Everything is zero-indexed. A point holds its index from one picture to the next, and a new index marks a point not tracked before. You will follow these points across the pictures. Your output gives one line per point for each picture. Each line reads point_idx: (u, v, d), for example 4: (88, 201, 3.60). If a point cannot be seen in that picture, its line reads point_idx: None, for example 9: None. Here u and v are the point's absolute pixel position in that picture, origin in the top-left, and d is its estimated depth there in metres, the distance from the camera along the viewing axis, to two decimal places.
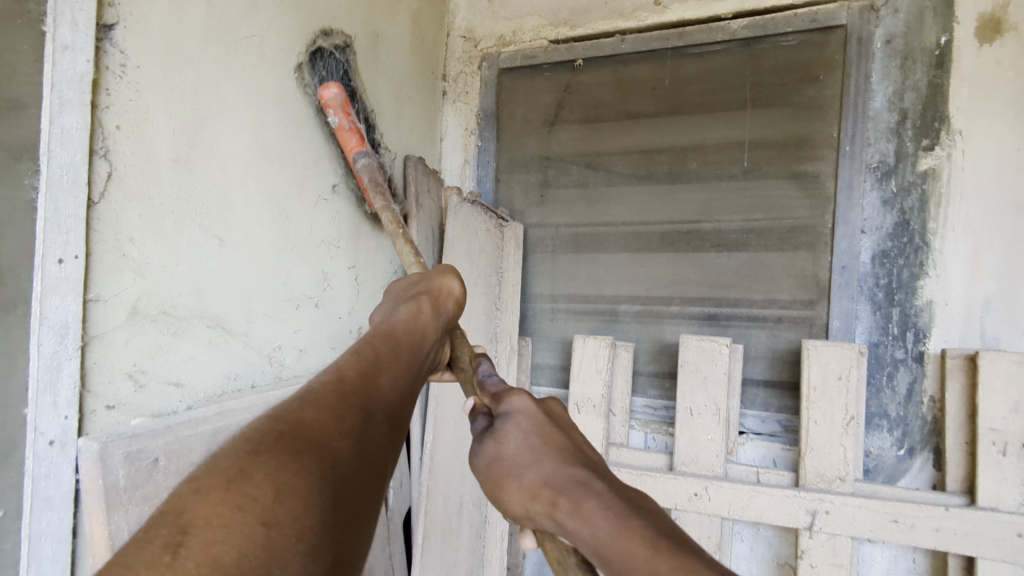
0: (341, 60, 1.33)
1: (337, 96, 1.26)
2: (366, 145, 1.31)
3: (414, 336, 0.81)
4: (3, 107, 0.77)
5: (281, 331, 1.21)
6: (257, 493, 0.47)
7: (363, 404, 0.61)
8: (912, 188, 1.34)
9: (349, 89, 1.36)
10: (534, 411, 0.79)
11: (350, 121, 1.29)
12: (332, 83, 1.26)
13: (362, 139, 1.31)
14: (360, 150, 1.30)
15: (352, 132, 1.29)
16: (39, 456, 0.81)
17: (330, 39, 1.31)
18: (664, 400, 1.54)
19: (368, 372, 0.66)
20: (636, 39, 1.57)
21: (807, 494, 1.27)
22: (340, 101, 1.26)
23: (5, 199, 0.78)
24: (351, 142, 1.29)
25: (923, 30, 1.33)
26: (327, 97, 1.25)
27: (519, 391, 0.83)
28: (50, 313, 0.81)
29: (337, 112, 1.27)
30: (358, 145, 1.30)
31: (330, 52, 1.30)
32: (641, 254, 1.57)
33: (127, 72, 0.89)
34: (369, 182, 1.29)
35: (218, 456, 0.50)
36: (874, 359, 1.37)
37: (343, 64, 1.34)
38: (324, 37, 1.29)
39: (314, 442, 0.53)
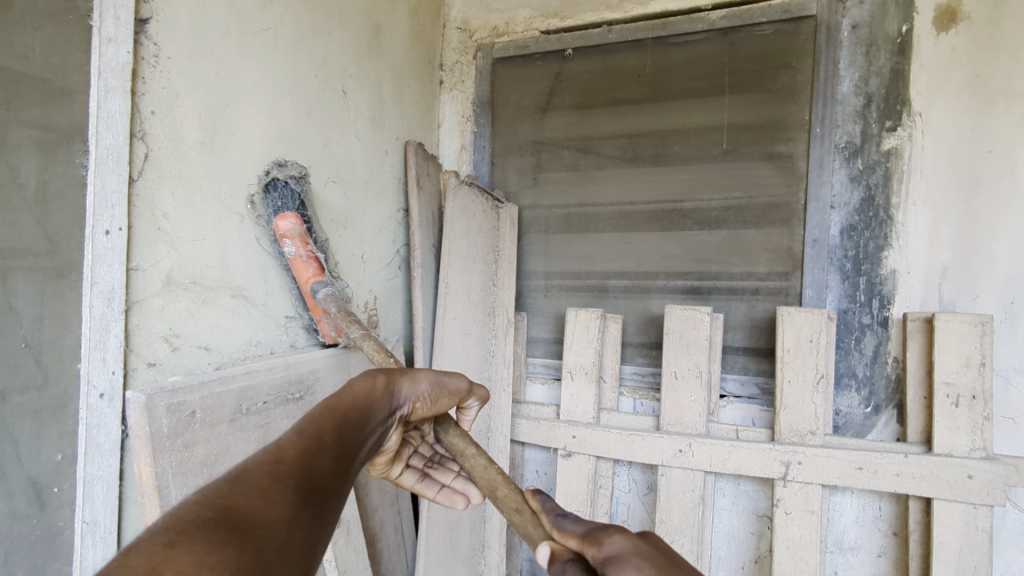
0: (297, 189, 1.25)
1: (295, 229, 1.20)
2: (324, 275, 1.25)
3: (361, 408, 0.81)
4: (56, 93, 0.86)
5: (296, 303, 1.31)
6: (182, 572, 0.46)
7: (297, 487, 0.61)
8: (877, 166, 1.46)
9: (308, 222, 1.26)
10: (632, 546, 0.57)
11: (308, 251, 1.23)
12: (290, 214, 1.20)
13: (320, 268, 1.25)
14: (318, 279, 1.23)
15: (308, 262, 1.22)
16: (92, 407, 0.90)
17: (285, 168, 1.23)
18: (651, 367, 1.65)
19: (307, 453, 0.66)
20: (622, 30, 1.67)
21: (782, 447, 1.39)
22: (298, 231, 1.20)
23: (59, 176, 0.87)
24: (308, 273, 1.23)
25: (886, 19, 1.44)
26: (283, 229, 1.19)
27: (604, 529, 0.62)
28: (100, 279, 0.90)
29: (296, 242, 1.20)
30: (316, 275, 1.23)
31: (286, 181, 1.22)
32: (629, 232, 1.67)
33: (160, 62, 0.98)
34: (337, 312, 1.20)
35: (138, 541, 0.48)
36: (844, 324, 1.49)
37: (300, 193, 1.26)
38: (277, 167, 1.22)
39: (241, 526, 0.54)
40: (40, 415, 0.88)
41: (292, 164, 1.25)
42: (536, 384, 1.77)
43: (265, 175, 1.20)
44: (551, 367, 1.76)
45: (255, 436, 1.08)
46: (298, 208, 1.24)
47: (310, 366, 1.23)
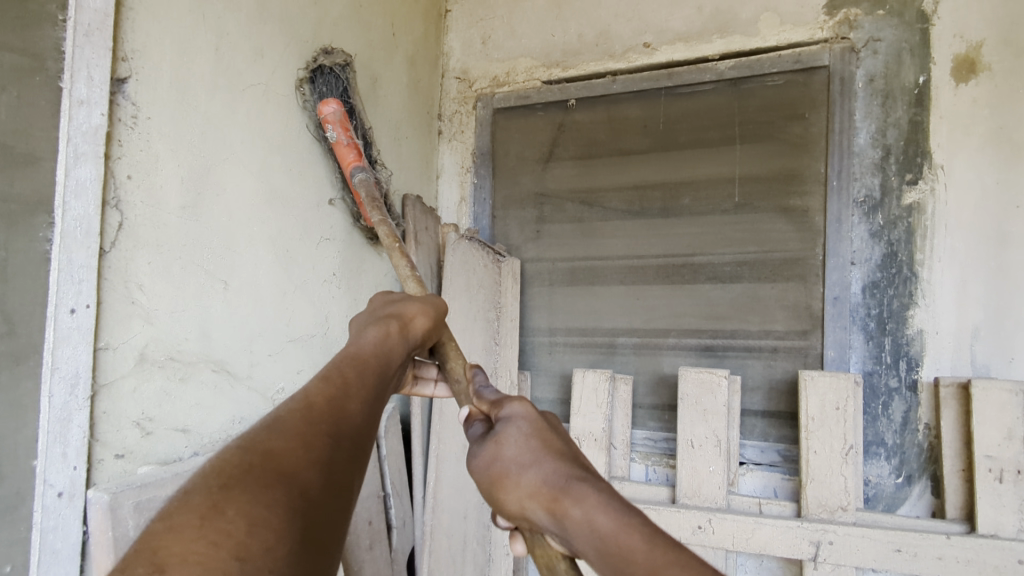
0: (343, 79, 1.32)
1: (336, 112, 1.25)
2: (363, 162, 1.29)
3: (382, 360, 0.75)
4: (19, 161, 0.77)
5: (284, 372, 1.21)
6: (230, 528, 0.47)
7: (331, 431, 0.59)
8: (898, 221, 1.39)
9: (349, 106, 1.34)
10: (533, 414, 0.69)
11: (349, 136, 1.28)
12: (332, 100, 1.25)
13: (360, 155, 1.30)
14: (357, 165, 1.27)
15: (349, 147, 1.27)
16: (48, 508, 0.80)
17: (332, 56, 1.31)
18: (664, 432, 1.55)
19: (336, 399, 0.63)
20: (627, 80, 1.62)
21: (810, 525, 1.28)
22: (339, 116, 1.25)
23: (19, 252, 0.78)
24: (348, 157, 1.28)
25: (902, 70, 1.39)
26: (327, 113, 1.24)
27: (517, 397, 0.73)
28: (61, 364, 0.81)
29: (337, 128, 1.26)
30: (356, 160, 1.28)
31: (331, 69, 1.29)
32: (637, 288, 1.59)
33: (139, 123, 0.90)
34: (367, 197, 1.24)
35: (187, 491, 0.50)
36: (869, 388, 1.40)
37: (344, 82, 1.33)
38: (324, 54, 1.29)
39: (283, 473, 0.53)
40: None
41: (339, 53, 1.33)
42: None
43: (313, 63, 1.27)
44: None
45: None
46: (342, 95, 1.31)
47: None
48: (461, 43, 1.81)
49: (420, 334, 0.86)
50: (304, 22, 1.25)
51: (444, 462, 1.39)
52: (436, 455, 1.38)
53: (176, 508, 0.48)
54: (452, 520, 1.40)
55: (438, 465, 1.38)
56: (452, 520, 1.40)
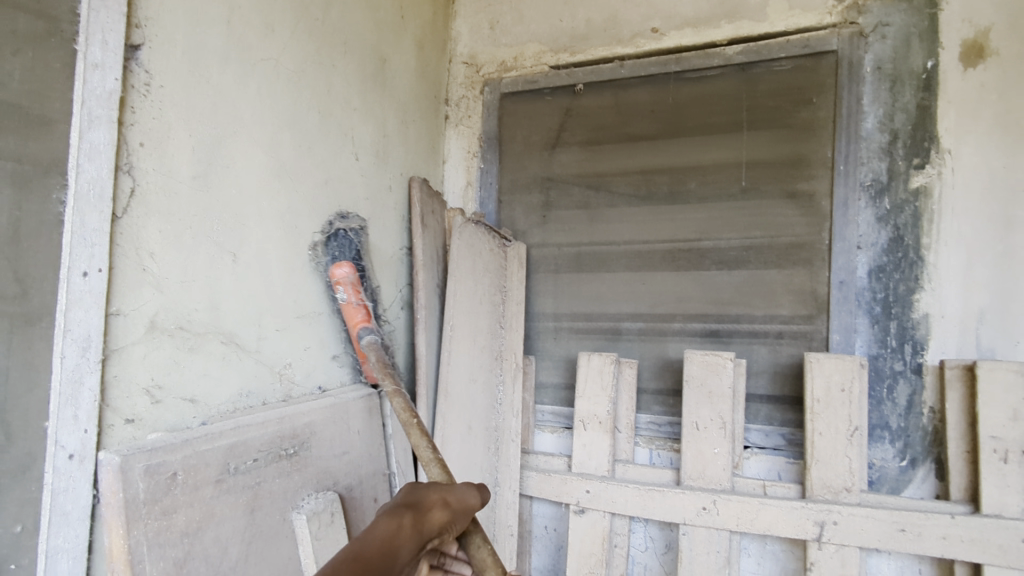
0: (356, 241, 1.35)
1: (349, 275, 1.27)
2: (370, 322, 1.31)
3: (386, 560, 0.63)
4: (34, 122, 0.78)
5: (291, 348, 1.22)
6: None
7: None
8: (905, 205, 1.39)
9: (360, 268, 1.35)
10: None
11: (360, 298, 1.30)
12: (345, 262, 1.28)
13: (368, 316, 1.32)
14: (365, 326, 1.29)
15: (359, 308, 1.29)
16: (59, 470, 0.80)
17: (347, 221, 1.35)
18: (669, 416, 1.55)
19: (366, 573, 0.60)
20: (634, 65, 1.62)
21: (815, 505, 1.28)
22: (352, 278, 1.27)
23: (33, 213, 0.78)
24: (356, 318, 1.29)
25: (910, 54, 1.39)
26: (339, 276, 1.26)
27: None
28: (73, 326, 0.81)
29: (348, 289, 1.27)
30: (364, 321, 1.29)
31: (346, 231, 1.34)
32: (643, 272, 1.59)
33: (151, 91, 0.91)
34: (377, 360, 1.27)
35: None
36: (874, 371, 1.40)
37: (357, 244, 1.37)
38: (341, 220, 1.34)
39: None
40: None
41: (354, 219, 1.38)
42: (545, 433, 1.67)
43: (329, 226, 1.31)
44: (561, 415, 1.66)
45: (242, 499, 0.97)
46: (355, 257, 1.34)
47: (305, 419, 1.13)
48: (469, 29, 1.81)
49: (434, 531, 0.72)
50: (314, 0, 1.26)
51: (450, 442, 1.40)
52: (442, 435, 1.39)
53: None
54: None
55: (444, 445, 1.39)
56: None
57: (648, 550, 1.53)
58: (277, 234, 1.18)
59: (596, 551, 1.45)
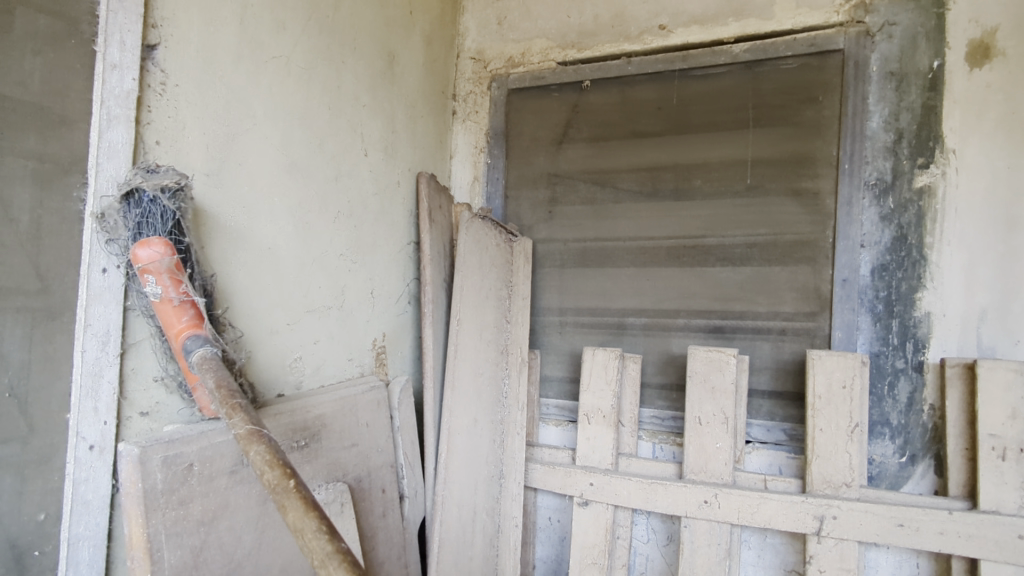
0: (172, 206, 0.88)
1: (163, 260, 0.83)
2: (203, 327, 0.86)
3: None
4: (55, 122, 0.80)
5: (301, 342, 1.24)
6: None
7: None
8: (909, 204, 1.40)
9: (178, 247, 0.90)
10: None
11: (180, 292, 0.85)
12: (154, 239, 0.83)
13: (199, 318, 0.88)
14: (191, 335, 0.84)
15: (182, 307, 0.85)
16: (79, 460, 0.82)
17: (154, 175, 0.87)
18: (672, 411, 1.58)
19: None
20: (641, 62, 1.63)
21: (815, 500, 1.31)
22: (168, 263, 0.83)
23: (55, 211, 0.81)
24: (176, 325, 0.85)
25: (916, 54, 1.40)
26: (145, 259, 0.82)
27: None
28: (94, 320, 0.83)
29: (162, 279, 0.83)
30: (192, 327, 0.86)
31: (158, 192, 0.86)
32: (648, 268, 1.61)
33: (167, 90, 0.92)
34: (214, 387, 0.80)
35: None
36: (876, 369, 1.41)
37: (176, 210, 0.90)
38: (143, 170, 0.87)
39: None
40: (23, 470, 0.78)
41: (166, 170, 0.89)
42: (549, 426, 1.69)
43: None
44: (566, 408, 1.68)
45: (256, 490, 1.00)
46: (173, 231, 0.89)
47: (315, 411, 1.15)
48: (476, 24, 1.82)
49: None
50: None
51: (456, 435, 1.42)
52: (448, 428, 1.41)
53: None
54: (463, 491, 1.43)
55: (450, 438, 1.42)
56: (463, 491, 1.43)
57: (650, 542, 1.56)
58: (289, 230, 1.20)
59: (599, 543, 1.47)
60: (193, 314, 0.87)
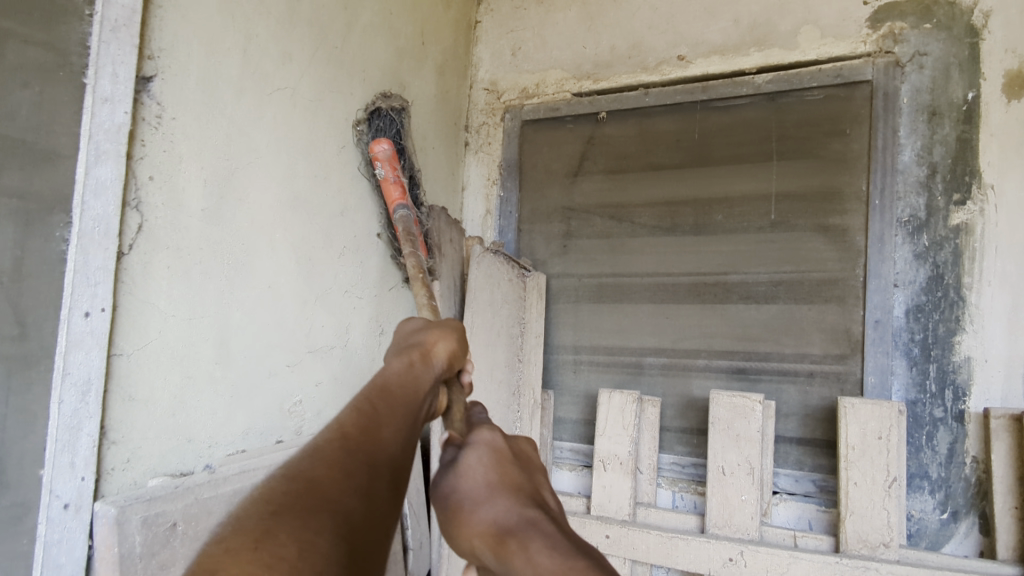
0: (398, 120, 1.42)
1: (387, 151, 1.33)
2: (407, 199, 1.35)
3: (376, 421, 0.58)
4: (39, 158, 0.75)
5: (302, 384, 1.17)
6: (283, 553, 0.45)
7: (369, 459, 0.54)
8: (945, 242, 1.32)
9: (400, 148, 1.43)
10: (498, 445, 0.74)
11: (396, 174, 1.34)
12: (385, 141, 1.32)
13: (405, 193, 1.36)
14: (402, 201, 1.33)
15: (395, 184, 1.33)
16: (53, 521, 0.76)
17: (389, 101, 1.40)
18: (693, 457, 1.49)
19: (371, 423, 0.58)
20: (660, 93, 1.58)
21: (850, 561, 1.20)
22: (390, 155, 1.32)
23: (35, 252, 0.75)
24: (394, 194, 1.33)
25: (949, 85, 1.33)
26: (378, 152, 1.31)
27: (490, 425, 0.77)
28: (73, 369, 0.78)
29: (386, 165, 1.32)
30: (400, 198, 1.34)
31: (386, 111, 1.39)
32: (666, 306, 1.54)
33: (163, 124, 0.88)
34: (405, 233, 1.30)
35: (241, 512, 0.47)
36: (913, 417, 1.32)
37: (398, 123, 1.42)
38: (382, 99, 1.38)
39: (326, 499, 0.49)
40: None
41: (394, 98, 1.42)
42: (563, 470, 1.61)
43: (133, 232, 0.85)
44: (580, 452, 1.60)
45: None
46: (394, 135, 1.40)
47: None
48: (490, 54, 1.79)
49: (441, 365, 0.75)
50: (334, 27, 1.23)
51: None
52: None
53: (230, 533, 0.45)
54: None
55: None
56: None
57: None
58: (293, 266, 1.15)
59: None
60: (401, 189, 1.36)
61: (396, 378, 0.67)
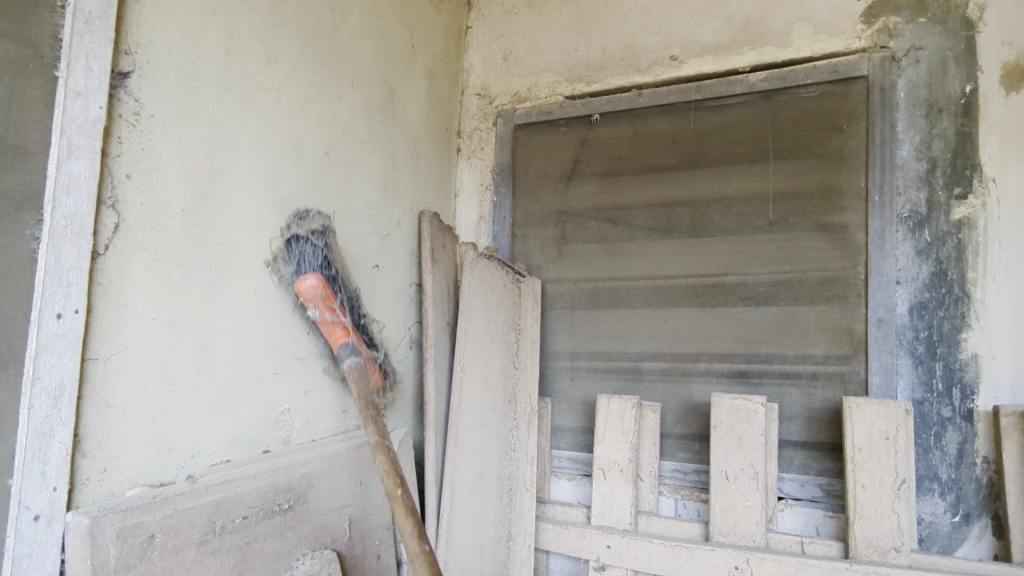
0: (320, 246, 1.18)
1: (318, 292, 1.12)
2: (351, 337, 1.15)
3: None
4: (9, 152, 0.72)
5: (290, 392, 1.14)
6: None
7: None
8: (947, 237, 1.29)
9: (331, 276, 1.19)
10: None
11: (334, 312, 1.15)
12: (311, 277, 1.12)
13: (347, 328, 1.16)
14: (347, 342, 1.13)
15: (335, 323, 1.14)
16: (22, 533, 0.72)
17: (306, 221, 1.16)
18: (695, 464, 1.45)
19: None
20: (653, 94, 1.56)
21: (860, 567, 1.16)
22: (320, 294, 1.12)
23: (4, 251, 0.72)
24: (335, 333, 1.14)
25: (946, 79, 1.31)
26: (305, 292, 1.11)
27: None
28: (44, 373, 0.74)
29: (319, 305, 1.12)
30: (343, 336, 1.14)
31: (307, 238, 1.15)
32: (665, 309, 1.51)
33: (141, 121, 0.86)
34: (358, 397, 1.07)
35: None
36: (920, 417, 1.28)
37: (323, 250, 1.19)
38: (297, 222, 1.15)
39: None
40: None
41: (314, 216, 1.18)
42: (562, 480, 1.56)
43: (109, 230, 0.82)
44: (579, 461, 1.56)
45: (230, 561, 0.89)
46: (322, 265, 1.17)
47: (303, 470, 1.05)
48: (482, 59, 1.77)
49: None
50: (320, 29, 1.22)
51: (459, 492, 1.31)
52: (450, 484, 1.30)
53: None
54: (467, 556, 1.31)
55: (452, 496, 1.30)
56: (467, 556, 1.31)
57: None
58: (281, 269, 1.12)
59: None
60: (342, 326, 1.15)
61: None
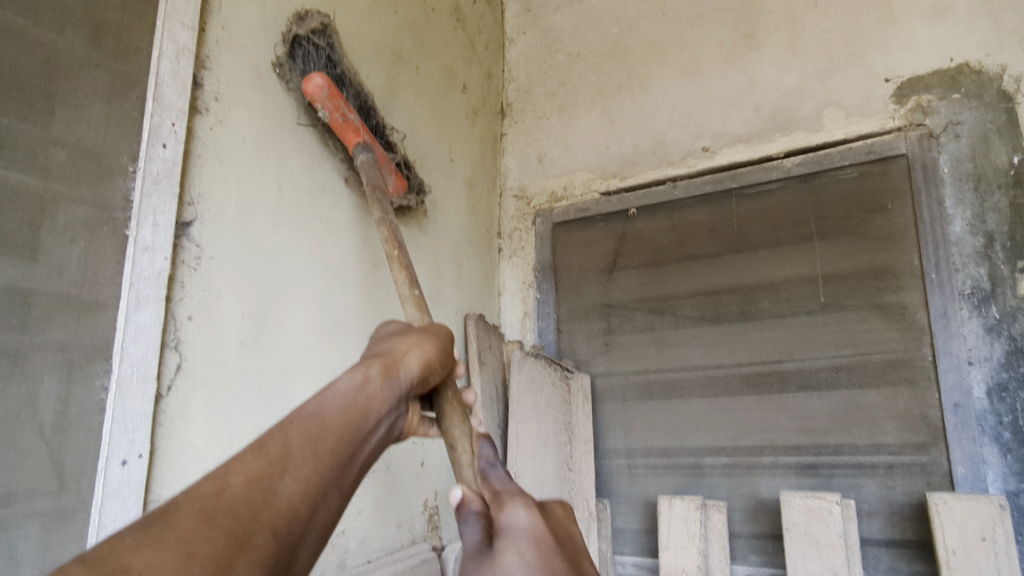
0: (324, 44, 1.13)
1: (322, 93, 1.09)
2: (364, 136, 1.17)
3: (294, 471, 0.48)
4: (83, 308, 0.77)
5: (345, 512, 1.13)
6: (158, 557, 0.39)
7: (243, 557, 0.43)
8: (1017, 312, 1.23)
9: (337, 75, 1.15)
10: (539, 530, 0.64)
11: (342, 112, 1.14)
12: (316, 77, 1.08)
13: (359, 129, 1.17)
14: (359, 142, 1.15)
15: (346, 125, 1.14)
16: None
17: (306, 21, 1.12)
18: (770, 569, 1.34)
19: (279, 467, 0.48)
20: (688, 185, 1.58)
21: None
22: (326, 96, 1.09)
23: (76, 402, 0.75)
24: (348, 135, 1.15)
25: (991, 152, 1.29)
26: (312, 91, 1.08)
27: (524, 501, 0.68)
28: (109, 522, 0.76)
29: (326, 104, 1.11)
30: (356, 137, 1.16)
31: (309, 38, 1.11)
32: (721, 401, 1.45)
33: (201, 265, 0.91)
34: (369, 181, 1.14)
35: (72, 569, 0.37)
36: (1017, 511, 1.18)
37: (328, 45, 1.14)
38: (297, 21, 1.11)
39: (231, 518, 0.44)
40: None
41: (313, 15, 1.12)
42: None
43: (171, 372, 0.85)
44: (644, 568, 1.47)
45: None
46: (328, 65, 1.14)
47: None
48: (517, 163, 1.84)
49: (412, 374, 0.68)
50: None
51: None
52: None
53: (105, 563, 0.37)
54: None
55: None
56: None
57: None
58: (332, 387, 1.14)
59: None
60: (354, 122, 1.16)
61: (364, 425, 0.57)
